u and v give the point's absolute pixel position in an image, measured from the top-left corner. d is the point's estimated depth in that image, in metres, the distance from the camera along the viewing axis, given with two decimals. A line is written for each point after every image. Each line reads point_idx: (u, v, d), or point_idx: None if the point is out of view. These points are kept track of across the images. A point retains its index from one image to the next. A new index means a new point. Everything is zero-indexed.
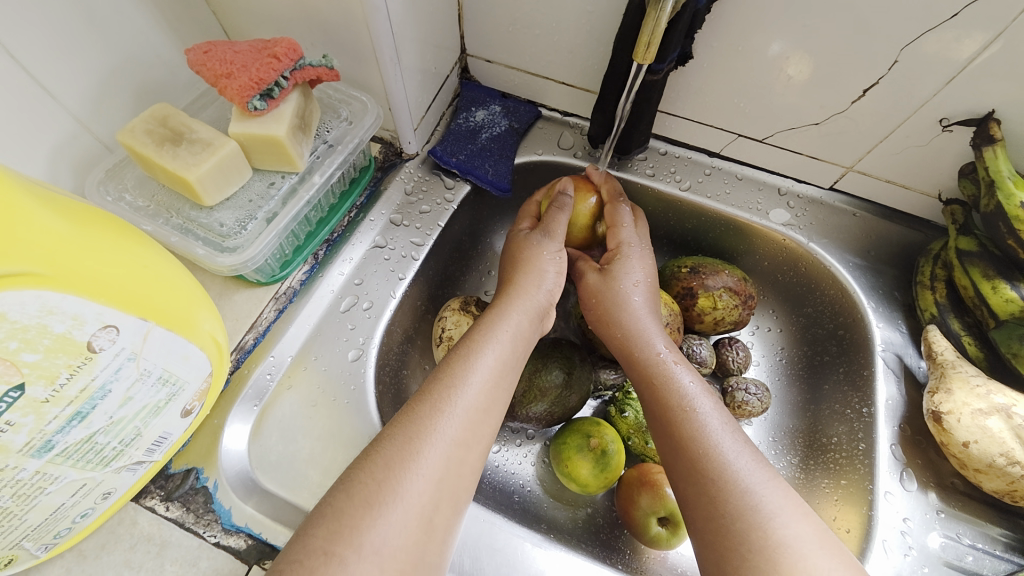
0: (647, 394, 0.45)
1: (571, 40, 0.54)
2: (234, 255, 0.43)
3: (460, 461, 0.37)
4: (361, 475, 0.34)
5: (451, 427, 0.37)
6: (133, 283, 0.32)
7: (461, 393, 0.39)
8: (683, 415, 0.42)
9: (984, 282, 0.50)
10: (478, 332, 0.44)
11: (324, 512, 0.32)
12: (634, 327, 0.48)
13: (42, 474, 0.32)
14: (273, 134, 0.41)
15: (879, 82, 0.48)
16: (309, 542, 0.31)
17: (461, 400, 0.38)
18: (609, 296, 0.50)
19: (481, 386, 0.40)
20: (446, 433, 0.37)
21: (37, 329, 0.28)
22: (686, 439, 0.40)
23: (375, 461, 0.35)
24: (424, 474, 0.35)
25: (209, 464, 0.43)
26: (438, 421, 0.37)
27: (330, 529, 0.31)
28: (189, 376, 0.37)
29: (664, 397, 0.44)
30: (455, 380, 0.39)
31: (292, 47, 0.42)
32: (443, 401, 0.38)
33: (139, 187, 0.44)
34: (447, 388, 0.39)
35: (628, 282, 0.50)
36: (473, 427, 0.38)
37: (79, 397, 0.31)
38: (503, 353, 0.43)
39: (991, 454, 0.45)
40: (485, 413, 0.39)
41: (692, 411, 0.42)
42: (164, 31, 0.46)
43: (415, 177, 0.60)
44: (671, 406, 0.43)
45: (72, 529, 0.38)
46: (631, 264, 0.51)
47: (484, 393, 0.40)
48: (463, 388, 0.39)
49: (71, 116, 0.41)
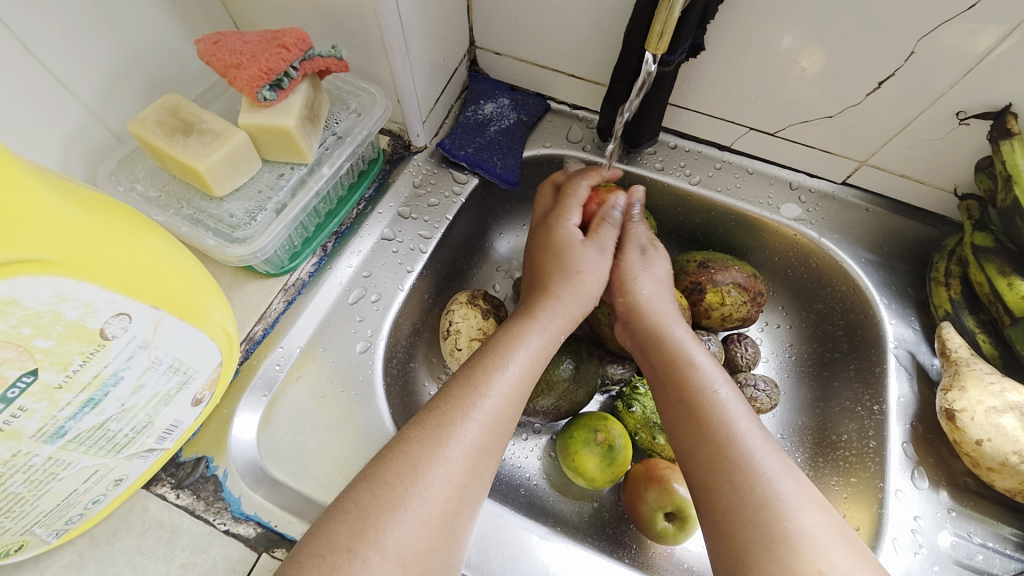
0: (670, 376, 0.44)
1: (580, 32, 0.54)
2: (244, 246, 0.43)
3: (482, 468, 0.37)
4: (387, 475, 0.34)
5: (477, 432, 0.37)
6: (143, 271, 0.32)
7: (489, 400, 0.39)
8: (708, 400, 0.41)
9: (1000, 278, 0.49)
10: (510, 339, 0.44)
11: (347, 510, 0.32)
12: (658, 312, 0.48)
13: (55, 460, 0.33)
14: (282, 125, 0.41)
15: (895, 74, 0.47)
16: (334, 538, 0.31)
17: (487, 408, 0.38)
18: (637, 279, 0.50)
19: (508, 394, 0.40)
20: (471, 436, 0.37)
21: (50, 316, 0.28)
22: (711, 424, 0.40)
23: (403, 464, 0.34)
24: (450, 475, 0.35)
25: (218, 453, 0.44)
26: (464, 425, 0.37)
27: (356, 528, 0.31)
28: (199, 365, 0.37)
29: (688, 380, 0.43)
30: (485, 383, 0.39)
31: (301, 37, 0.42)
32: (470, 403, 0.38)
33: (150, 177, 0.44)
34: (475, 392, 0.39)
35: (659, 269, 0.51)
36: (496, 434, 0.38)
37: (91, 384, 0.32)
38: (531, 362, 0.43)
39: (1004, 452, 0.44)
40: (509, 422, 0.40)
41: (716, 396, 0.42)
42: (173, 21, 0.46)
43: (423, 170, 0.60)
44: (698, 389, 0.42)
45: (84, 515, 0.38)
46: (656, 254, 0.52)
47: (508, 405, 0.40)
48: (493, 399, 0.39)
49: (83, 106, 0.42)
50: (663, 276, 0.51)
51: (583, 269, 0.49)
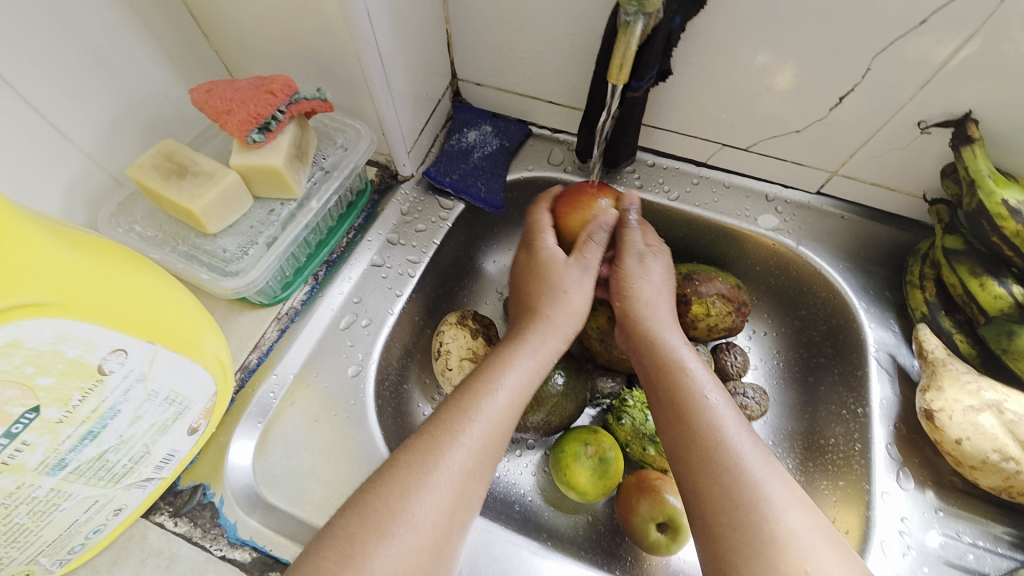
0: (662, 379, 0.46)
1: (554, 61, 0.57)
2: (237, 279, 0.45)
3: (470, 490, 0.38)
4: (377, 501, 0.35)
5: (466, 457, 0.38)
6: (140, 308, 0.34)
7: (478, 423, 0.40)
8: (700, 404, 0.42)
9: (971, 279, 0.50)
10: (501, 362, 0.45)
11: (336, 536, 0.34)
12: (653, 319, 0.50)
13: (57, 491, 0.34)
14: (271, 164, 0.44)
15: (855, 89, 0.49)
16: (323, 565, 0.32)
17: (476, 433, 0.39)
18: (637, 284, 0.51)
19: (498, 416, 0.41)
20: (459, 462, 0.38)
21: (51, 354, 0.30)
22: (703, 429, 0.41)
23: (391, 490, 0.36)
24: (437, 501, 0.36)
25: (215, 480, 0.45)
26: (452, 450, 0.38)
27: (343, 554, 0.33)
28: (194, 396, 0.39)
29: (681, 385, 0.44)
30: (473, 407, 0.41)
31: (287, 83, 0.45)
32: (459, 429, 0.39)
33: (147, 218, 0.47)
34: (465, 417, 0.40)
35: (656, 276, 0.52)
36: (485, 458, 0.39)
37: (90, 417, 0.33)
38: (523, 384, 0.44)
39: (984, 450, 0.44)
40: (500, 444, 0.41)
41: (708, 401, 0.43)
42: (168, 70, 0.50)
43: (411, 198, 0.62)
44: (690, 394, 0.43)
45: (86, 545, 0.39)
46: (657, 266, 0.53)
47: (499, 427, 0.41)
48: (483, 423, 0.40)
49: (84, 154, 0.44)
50: (661, 284, 0.52)
51: (569, 289, 0.50)
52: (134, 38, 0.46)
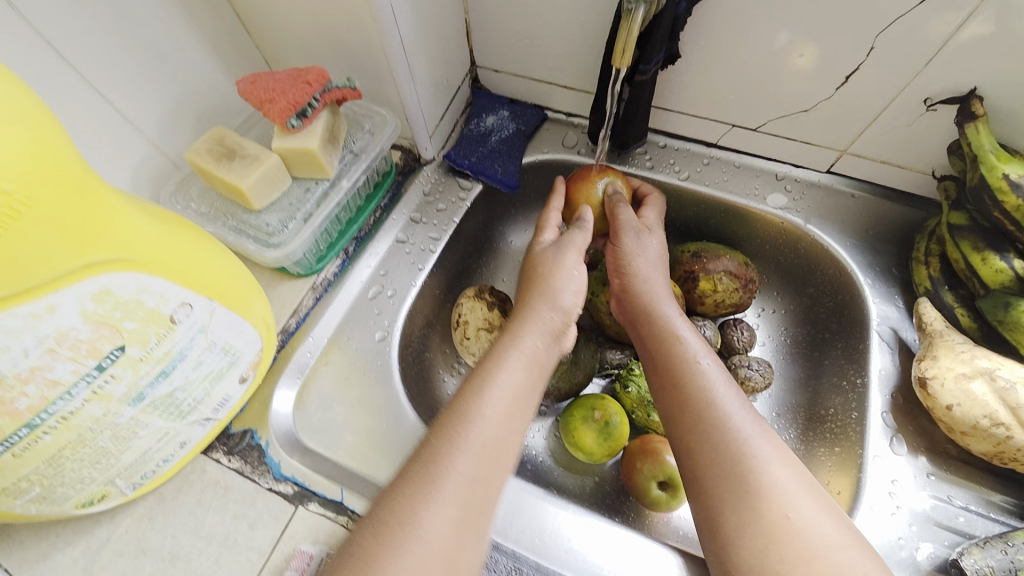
0: (657, 348, 0.49)
1: (566, 47, 0.60)
2: (278, 250, 0.51)
3: (483, 479, 0.39)
4: (401, 497, 0.37)
5: (477, 443, 0.40)
6: (202, 269, 0.40)
7: (486, 410, 0.41)
8: (690, 369, 0.45)
9: (974, 253, 0.51)
10: (492, 358, 0.45)
11: (368, 527, 0.36)
12: (650, 291, 0.52)
13: (136, 421, 0.40)
14: (307, 147, 0.49)
15: (861, 66, 0.50)
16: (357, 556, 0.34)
17: (485, 417, 0.41)
18: (632, 262, 0.54)
19: (498, 410, 0.42)
20: (473, 448, 0.39)
21: (135, 302, 0.36)
22: (693, 391, 0.44)
23: (407, 488, 0.37)
24: (455, 494, 0.37)
25: (261, 427, 0.51)
26: (465, 438, 0.40)
27: (371, 545, 0.35)
28: (245, 349, 0.46)
29: (675, 353, 0.47)
30: (481, 394, 0.42)
31: (321, 74, 0.49)
32: (466, 420, 0.41)
33: (201, 196, 0.53)
34: (473, 406, 0.41)
35: (651, 251, 0.55)
36: (491, 457, 0.40)
37: (163, 358, 0.39)
38: (515, 382, 0.44)
39: (974, 416, 0.46)
40: (504, 438, 0.41)
41: (699, 365, 0.46)
42: (216, 64, 0.55)
43: (431, 179, 0.67)
44: (682, 360, 0.46)
45: (156, 472, 0.46)
46: (652, 239, 0.56)
47: (497, 423, 0.41)
48: (489, 412, 0.41)
49: (148, 139, 0.51)
50: (656, 258, 0.55)
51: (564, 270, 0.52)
52: (187, 36, 0.51)
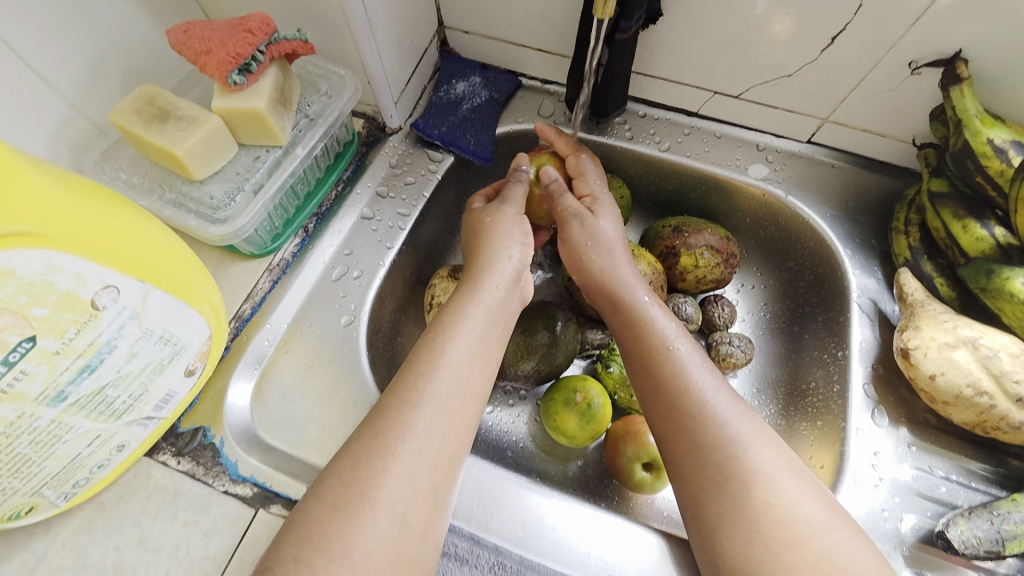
0: (628, 335, 0.47)
1: (542, 5, 0.55)
2: (224, 226, 0.45)
3: (438, 452, 0.37)
4: (331, 478, 0.35)
5: (428, 419, 0.37)
6: (129, 247, 0.34)
7: (434, 381, 0.39)
8: (663, 355, 0.43)
9: (954, 221, 0.50)
10: (449, 317, 0.43)
11: (295, 518, 0.33)
12: (616, 274, 0.50)
13: (58, 423, 0.35)
14: (253, 107, 0.43)
15: (847, 28, 0.48)
16: (281, 549, 0.32)
17: (437, 389, 0.39)
18: (589, 246, 0.51)
19: (458, 366, 0.40)
20: (419, 426, 0.37)
21: (43, 285, 0.30)
22: (666, 378, 0.42)
23: (345, 463, 0.35)
24: (408, 477, 0.35)
25: (215, 423, 0.46)
26: (411, 415, 0.37)
27: (301, 536, 0.32)
28: (189, 338, 0.40)
29: (647, 339, 0.45)
30: (426, 367, 0.40)
31: (265, 22, 0.43)
32: (415, 391, 0.38)
33: (133, 166, 0.46)
34: (415, 378, 0.39)
35: (607, 233, 0.52)
36: (447, 421, 0.38)
37: (87, 351, 0.34)
38: (475, 336, 0.43)
39: (957, 385, 0.46)
40: (463, 400, 0.40)
41: (671, 351, 0.43)
42: (145, 14, 0.48)
43: (399, 150, 0.62)
44: (654, 347, 0.44)
45: (90, 480, 0.41)
46: (603, 215, 0.53)
47: (458, 379, 0.40)
48: (440, 380, 0.39)
49: (65, 100, 0.44)
50: (612, 236, 0.52)
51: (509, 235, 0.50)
52: None
